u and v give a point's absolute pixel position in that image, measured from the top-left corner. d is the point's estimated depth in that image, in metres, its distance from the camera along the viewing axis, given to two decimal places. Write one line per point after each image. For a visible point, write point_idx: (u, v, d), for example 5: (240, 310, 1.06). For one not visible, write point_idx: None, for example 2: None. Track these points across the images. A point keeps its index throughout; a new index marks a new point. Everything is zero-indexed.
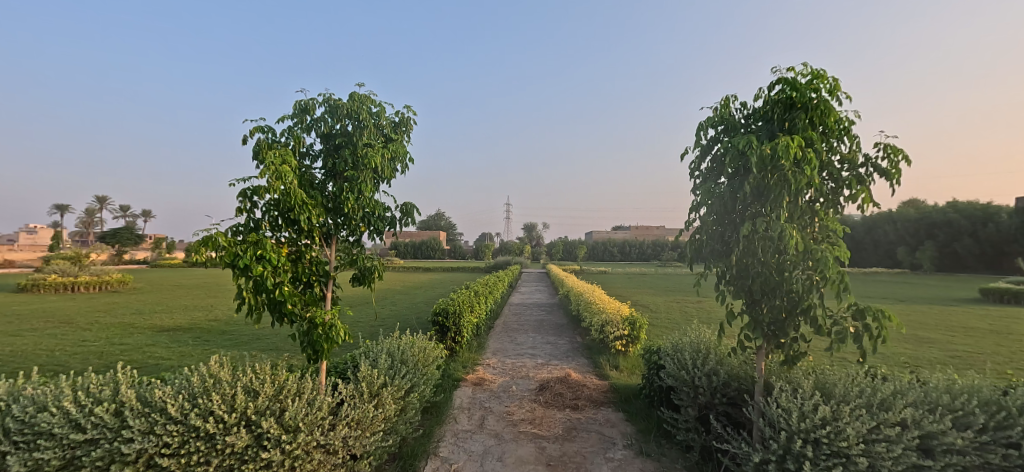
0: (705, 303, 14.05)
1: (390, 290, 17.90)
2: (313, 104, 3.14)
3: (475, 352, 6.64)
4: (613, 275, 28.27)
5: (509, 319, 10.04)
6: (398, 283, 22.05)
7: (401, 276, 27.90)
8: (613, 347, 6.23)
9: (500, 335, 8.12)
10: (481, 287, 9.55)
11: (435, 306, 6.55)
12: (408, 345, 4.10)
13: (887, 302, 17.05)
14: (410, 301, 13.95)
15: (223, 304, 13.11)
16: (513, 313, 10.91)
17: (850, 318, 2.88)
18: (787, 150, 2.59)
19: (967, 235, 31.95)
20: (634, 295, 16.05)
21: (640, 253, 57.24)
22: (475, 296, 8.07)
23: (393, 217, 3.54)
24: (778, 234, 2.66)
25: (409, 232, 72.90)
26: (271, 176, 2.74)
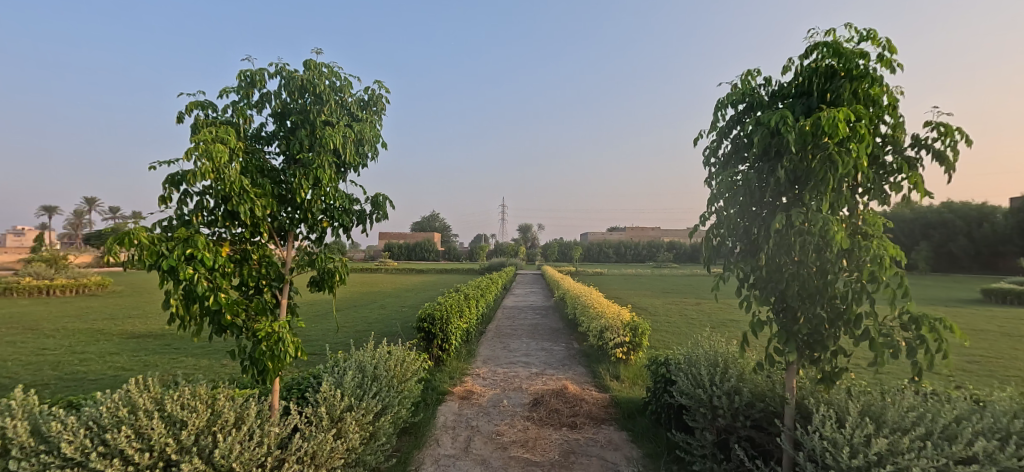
0: (705, 307, 13.61)
1: (380, 293, 17.33)
2: (262, 75, 2.64)
3: (464, 361, 6.15)
4: (609, 277, 27.87)
5: (501, 323, 9.54)
6: (390, 285, 21.53)
7: (393, 279, 27.36)
8: (613, 355, 5.75)
9: (492, 341, 7.62)
10: (472, 289, 9.03)
11: (421, 311, 6.04)
12: (382, 357, 3.59)
13: None
14: (399, 305, 13.38)
15: None
16: (505, 317, 10.42)
17: (903, 329, 2.40)
18: (832, 125, 2.13)
19: (962, 236, 31.81)
20: (631, 297, 15.59)
21: (636, 254, 56.97)
22: (465, 300, 7.55)
23: (362, 211, 3.04)
24: (821, 228, 2.19)
25: (403, 233, 72.35)
26: (201, 157, 2.23)
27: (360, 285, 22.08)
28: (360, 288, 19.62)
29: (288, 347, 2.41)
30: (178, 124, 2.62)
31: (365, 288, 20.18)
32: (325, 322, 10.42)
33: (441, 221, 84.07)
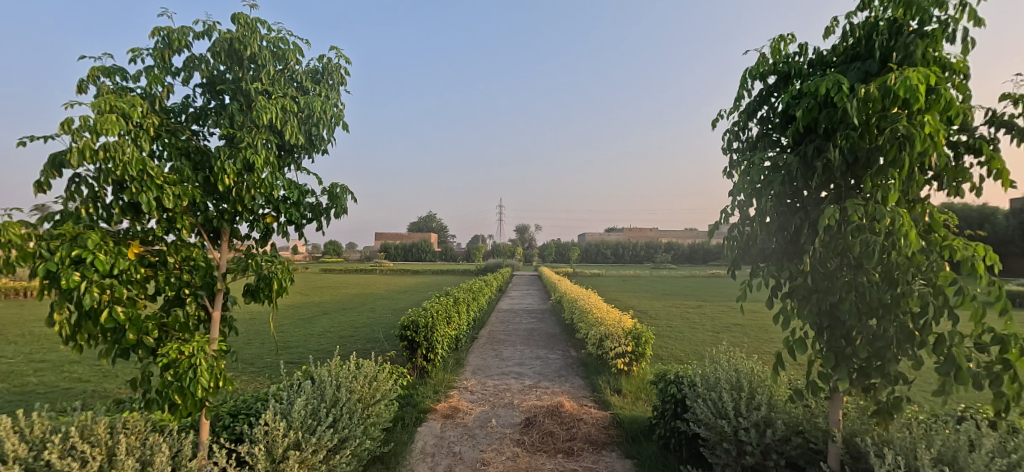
0: (708, 310, 13.10)
1: (372, 295, 16.78)
2: (182, 34, 2.12)
3: (451, 372, 5.62)
4: (608, 278, 27.37)
5: (494, 329, 9.02)
6: (383, 287, 20.98)
7: (388, 280, 26.80)
8: (614, 366, 5.24)
9: (483, 349, 7.10)
10: (464, 292, 8.51)
11: (403, 318, 5.50)
12: (347, 375, 3.07)
13: None
14: (389, 308, 12.85)
15: None
16: (500, 321, 9.90)
17: (985, 353, 1.90)
18: (907, 90, 1.64)
19: None
20: (631, 300, 15.09)
21: (634, 255, 56.53)
22: (454, 304, 7.03)
23: (316, 204, 2.54)
24: (886, 224, 1.71)
25: (401, 234, 71.79)
26: (87, 130, 1.72)
27: (352, 286, 21.56)
28: (352, 290, 19.05)
29: (203, 379, 1.86)
30: (79, 95, 2.12)
31: (357, 289, 19.63)
32: (309, 327, 9.88)
33: (438, 221, 83.53)
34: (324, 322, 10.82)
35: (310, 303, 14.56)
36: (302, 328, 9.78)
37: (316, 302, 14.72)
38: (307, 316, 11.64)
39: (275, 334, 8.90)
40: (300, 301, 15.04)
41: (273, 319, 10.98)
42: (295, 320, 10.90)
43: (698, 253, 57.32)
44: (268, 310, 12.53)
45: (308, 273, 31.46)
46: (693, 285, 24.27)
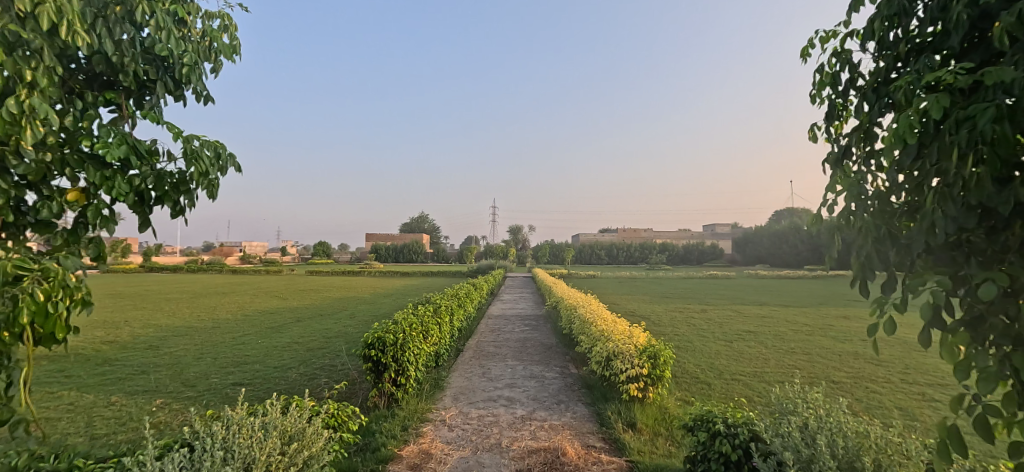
0: (713, 315, 12.27)
1: (354, 300, 15.71)
2: None
3: (429, 399, 4.62)
4: (604, 280, 26.57)
5: (483, 339, 8.02)
6: (369, 290, 19.96)
7: (376, 282, 25.75)
8: (626, 392, 4.26)
9: (468, 366, 6.09)
10: (448, 298, 7.50)
11: (368, 334, 4.48)
12: (259, 441, 2.11)
13: None
14: (370, 314, 11.82)
15: (141, 320, 10.83)
16: (489, 329, 8.90)
17: None
18: None
19: None
20: (630, 303, 14.15)
21: (628, 256, 55.74)
22: (435, 313, 6.01)
23: (165, 170, 1.54)
24: None
25: (392, 236, 70.64)
26: None
27: (336, 289, 20.46)
28: (335, 294, 18.02)
29: None
30: None
31: (340, 293, 18.54)
32: (276, 336, 8.84)
33: (430, 221, 82.25)
34: (296, 330, 9.77)
35: (286, 308, 13.49)
36: (268, 337, 8.74)
37: (291, 307, 13.64)
38: (277, 323, 10.58)
39: (234, 346, 7.87)
40: (275, 306, 13.94)
41: (238, 328, 9.92)
42: (263, 328, 9.85)
43: (693, 253, 56.68)
44: (236, 318, 11.46)
45: (292, 275, 30.28)
46: (692, 287, 23.42)
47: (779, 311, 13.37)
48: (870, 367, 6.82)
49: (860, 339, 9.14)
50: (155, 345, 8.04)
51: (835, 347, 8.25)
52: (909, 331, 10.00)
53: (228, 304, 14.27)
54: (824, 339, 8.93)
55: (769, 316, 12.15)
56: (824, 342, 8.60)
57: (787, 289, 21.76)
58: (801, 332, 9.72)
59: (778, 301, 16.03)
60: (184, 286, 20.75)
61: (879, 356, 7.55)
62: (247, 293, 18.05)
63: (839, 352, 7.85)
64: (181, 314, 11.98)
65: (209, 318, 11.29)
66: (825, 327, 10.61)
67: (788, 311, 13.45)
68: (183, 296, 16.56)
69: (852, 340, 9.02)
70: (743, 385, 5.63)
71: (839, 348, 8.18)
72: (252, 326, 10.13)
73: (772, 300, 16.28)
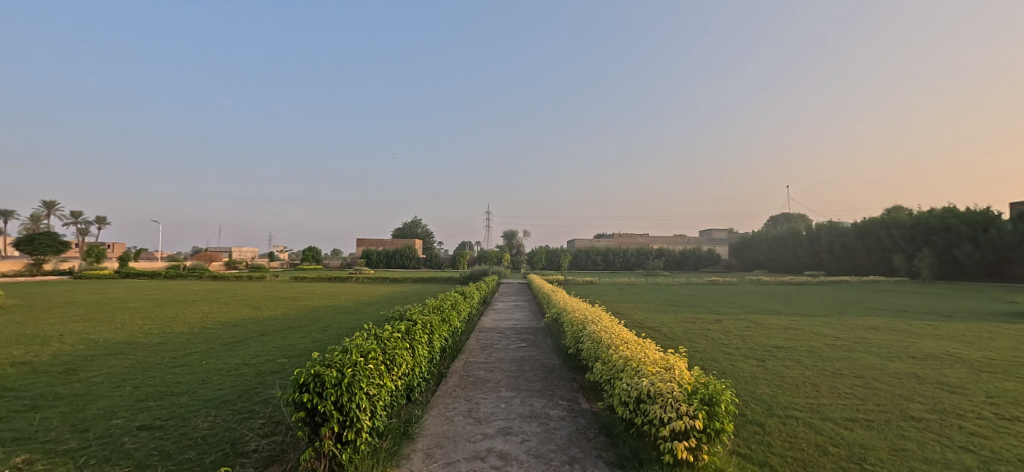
0: (730, 327, 11.05)
1: (332, 309, 14.31)
2: None
3: (391, 459, 3.31)
4: (602, 286, 25.39)
5: (472, 361, 6.70)
6: (352, 298, 18.59)
7: (362, 288, 24.36)
8: (671, 456, 2.97)
9: (450, 400, 4.77)
10: (429, 310, 6.15)
11: (303, 367, 3.18)
12: None
13: (924, 315, 14.53)
14: (345, 327, 10.45)
15: (79, 333, 9.34)
16: (479, 347, 7.57)
17: None
18: None
19: (967, 242, 32.93)
20: (636, 313, 12.89)
21: (624, 262, 54.67)
22: (407, 332, 4.66)
23: None
24: None
25: (382, 240, 69.15)
26: None
27: (316, 296, 19.02)
28: (314, 302, 16.61)
29: None
30: None
31: (319, 301, 17.11)
32: (227, 355, 7.45)
33: (423, 226, 80.77)
34: (254, 345, 8.39)
35: (253, 318, 12.06)
36: (217, 356, 7.35)
37: (259, 318, 12.19)
38: (236, 338, 9.17)
39: (169, 370, 6.48)
40: (241, 317, 12.47)
41: (189, 343, 8.51)
42: (217, 344, 8.45)
43: (690, 259, 55.65)
44: (192, 331, 10.02)
45: (274, 282, 28.68)
46: (694, 294, 22.24)
47: (799, 321, 12.17)
48: (943, 396, 5.63)
49: (908, 356, 7.96)
50: (75, 367, 6.63)
51: (886, 367, 7.06)
52: (956, 347, 8.84)
53: (189, 315, 12.76)
54: (868, 357, 7.74)
55: (791, 328, 10.94)
56: (871, 361, 7.40)
57: (794, 296, 20.66)
58: (837, 348, 8.52)
59: (793, 310, 14.87)
60: (151, 293, 19.17)
61: (945, 380, 6.36)
62: (217, 301, 16.55)
63: (895, 375, 6.64)
64: (128, 327, 10.48)
65: (160, 331, 9.85)
66: (859, 341, 9.41)
67: (809, 321, 12.26)
68: (144, 305, 15.03)
69: (899, 357, 7.84)
70: (806, 426, 4.40)
71: (891, 369, 6.96)
72: (205, 342, 8.72)
73: (786, 309, 15.12)
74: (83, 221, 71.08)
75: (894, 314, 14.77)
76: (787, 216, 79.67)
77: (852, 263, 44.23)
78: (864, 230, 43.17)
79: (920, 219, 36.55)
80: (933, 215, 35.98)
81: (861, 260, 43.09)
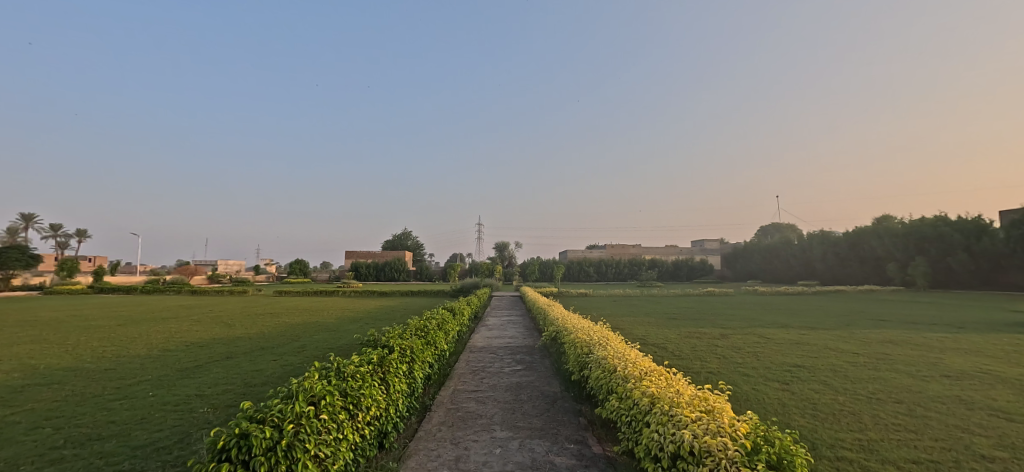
0: (738, 342, 10.31)
1: (312, 326, 13.35)
2: None
3: None
4: (597, 299, 24.64)
5: (461, 389, 5.83)
6: (335, 313, 17.62)
7: (347, 303, 23.32)
8: None
9: (433, 444, 3.92)
10: (410, 332, 5.30)
11: (228, 422, 2.35)
12: None
13: (934, 326, 13.89)
14: (323, 347, 9.51)
15: (19, 357, 8.34)
16: (469, 371, 6.69)
17: None
18: None
19: (960, 250, 32.69)
20: (636, 328, 12.10)
21: (617, 273, 54.10)
22: (380, 362, 3.82)
23: None
24: None
25: (372, 253, 67.98)
26: None
27: (297, 312, 18.00)
28: (293, 318, 15.62)
29: None
30: None
31: (300, 317, 16.12)
32: (180, 384, 6.51)
33: (413, 237, 79.67)
34: (215, 371, 7.43)
35: (223, 338, 11.08)
36: (168, 386, 6.39)
37: (230, 337, 11.20)
38: (197, 362, 8.21)
39: (105, 405, 5.52)
40: (210, 336, 11.47)
41: (141, 370, 7.53)
42: (174, 370, 7.48)
43: (682, 270, 55.21)
44: (150, 353, 9.06)
45: (255, 296, 27.54)
46: (692, 306, 21.50)
47: (810, 335, 11.44)
48: (1004, 425, 4.90)
49: (940, 373, 7.26)
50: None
51: (924, 389, 6.32)
52: (986, 363, 8.15)
53: (153, 334, 11.73)
54: (900, 377, 7.00)
55: (804, 343, 10.21)
56: (905, 382, 6.66)
57: (795, 307, 19.99)
58: (862, 367, 7.79)
59: (799, 323, 14.16)
60: (120, 310, 18.04)
61: (995, 405, 5.65)
62: (188, 318, 15.48)
63: (938, 399, 5.91)
64: (81, 350, 9.47)
65: (113, 355, 8.84)
66: (881, 357, 8.69)
67: (819, 335, 11.55)
68: (107, 323, 13.94)
69: (932, 375, 7.12)
70: None
71: (930, 391, 6.24)
72: (160, 367, 7.74)
73: (791, 321, 14.42)
74: (62, 234, 69.11)
75: (903, 325, 14.12)
76: (778, 225, 79.68)
77: (846, 272, 43.92)
78: (856, 239, 43.01)
79: (912, 227, 36.35)
80: (925, 223, 35.73)
81: (855, 269, 42.80)
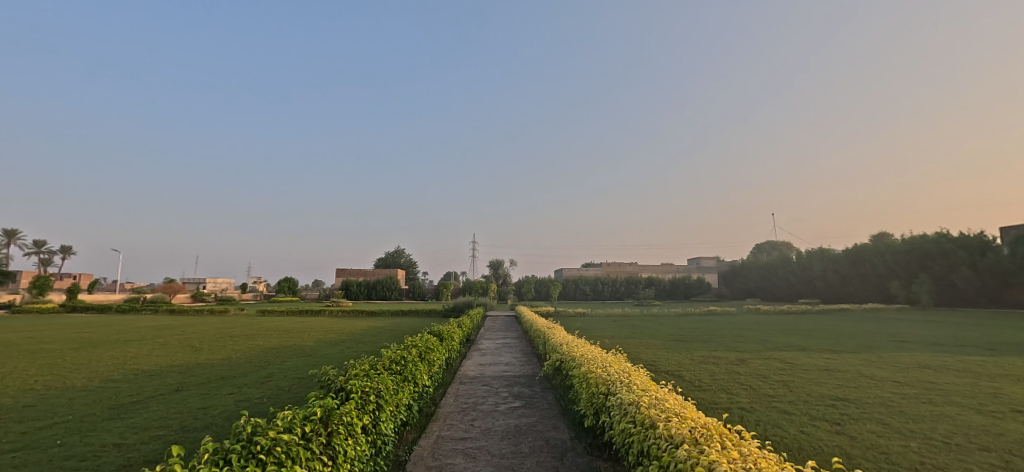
0: (759, 369, 9.22)
1: (287, 349, 12.16)
2: None
3: None
4: (597, 319, 23.51)
5: (446, 436, 4.66)
6: (318, 334, 16.41)
7: (334, 323, 22.05)
8: None
9: None
10: (381, 367, 4.19)
11: None
12: None
13: (964, 347, 12.82)
14: (291, 376, 8.32)
15: None
16: (457, 411, 5.52)
17: None
18: None
19: (965, 266, 31.89)
20: (644, 353, 10.98)
21: (614, 291, 53.10)
22: (326, 418, 2.71)
23: None
24: None
25: (363, 270, 66.45)
26: None
27: (275, 333, 16.74)
28: (270, 340, 14.39)
29: None
30: None
31: (278, 339, 14.89)
32: (101, 428, 5.38)
33: (406, 255, 78.44)
34: (153, 409, 6.27)
35: (182, 364, 9.88)
36: (84, 432, 5.27)
37: (190, 364, 9.99)
38: (138, 396, 7.03)
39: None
40: (169, 362, 10.25)
41: (66, 407, 6.36)
42: (104, 408, 6.32)
43: (680, 288, 54.27)
44: (89, 385, 7.86)
45: (238, 316, 26.22)
46: (697, 326, 20.31)
47: (838, 361, 10.31)
48: None
49: (1010, 409, 6.16)
50: None
51: (1004, 430, 5.24)
52: None
53: (104, 360, 10.50)
54: (966, 413, 5.91)
55: (834, 370, 9.09)
56: (976, 421, 5.57)
57: (806, 327, 18.90)
58: (914, 400, 6.69)
59: (818, 345, 13.09)
60: (84, 331, 16.71)
61: None
62: (154, 341, 14.23)
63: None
64: (12, 380, 8.26)
65: (43, 387, 7.63)
66: (930, 387, 7.58)
67: (846, 360, 10.46)
68: (60, 346, 12.67)
69: (1003, 411, 6.03)
70: None
71: (1013, 433, 5.14)
72: (90, 404, 6.57)
73: (808, 344, 13.37)
74: (45, 251, 67.34)
75: (929, 346, 13.06)
76: (774, 242, 79.08)
77: (847, 290, 42.99)
78: (856, 257, 42.29)
79: (914, 244, 35.64)
80: (927, 240, 35.03)
81: (856, 287, 41.90)
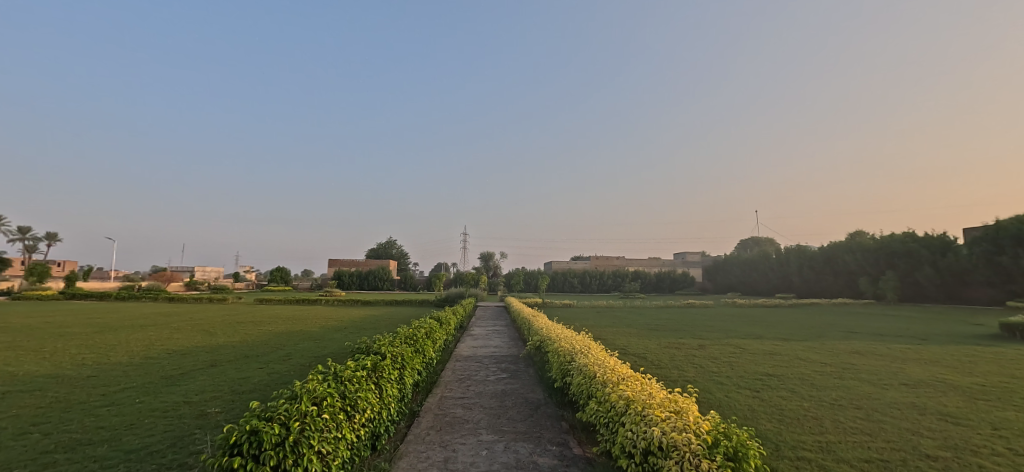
0: (713, 352, 10.70)
1: (296, 334, 13.39)
2: None
3: None
4: (582, 310, 25.04)
5: (448, 396, 6.02)
6: (320, 321, 17.65)
7: (333, 311, 23.24)
8: None
9: (423, 446, 4.18)
10: (399, 340, 5.50)
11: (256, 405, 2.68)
12: None
13: (900, 338, 14.43)
14: (308, 354, 9.61)
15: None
16: (455, 380, 6.88)
17: None
18: None
19: (927, 264, 33.81)
20: (618, 339, 12.42)
21: (601, 284, 54.78)
22: (374, 368, 4.04)
23: None
24: None
25: (356, 261, 67.27)
26: None
27: (279, 320, 17.92)
28: (277, 326, 15.60)
29: None
30: None
31: (284, 325, 16.07)
32: (166, 391, 6.68)
33: (398, 246, 79.41)
34: (200, 378, 7.56)
35: (205, 345, 11.12)
36: (154, 393, 6.55)
37: (213, 345, 11.24)
38: (181, 369, 8.27)
39: (91, 411, 5.68)
40: (192, 343, 11.49)
41: (125, 376, 7.62)
42: (158, 377, 7.58)
43: (665, 282, 56.20)
44: (132, 360, 9.08)
45: (237, 304, 27.22)
46: (673, 317, 21.92)
47: (783, 346, 11.84)
48: (949, 429, 5.27)
49: (899, 382, 7.67)
50: None
51: (883, 396, 6.74)
52: (943, 372, 8.58)
53: (132, 341, 11.68)
54: (861, 385, 7.40)
55: (776, 353, 10.59)
56: (866, 390, 7.07)
57: (772, 320, 20.53)
58: (828, 375, 8.19)
59: (774, 334, 14.65)
60: (96, 316, 17.74)
61: (945, 410, 6.05)
62: (168, 325, 15.37)
63: (893, 405, 6.30)
64: (60, 357, 9.44)
65: (93, 362, 8.87)
66: (846, 367, 9.11)
67: (791, 346, 11.98)
68: (82, 330, 13.80)
69: (892, 383, 7.52)
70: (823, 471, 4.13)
71: (886, 398, 6.64)
72: (143, 374, 7.82)
73: (766, 333, 14.93)
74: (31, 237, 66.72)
75: (871, 336, 14.69)
76: (758, 239, 81.16)
77: (821, 286, 45.05)
78: (831, 254, 44.31)
79: (883, 243, 37.51)
80: (893, 239, 36.95)
81: (829, 283, 43.99)
